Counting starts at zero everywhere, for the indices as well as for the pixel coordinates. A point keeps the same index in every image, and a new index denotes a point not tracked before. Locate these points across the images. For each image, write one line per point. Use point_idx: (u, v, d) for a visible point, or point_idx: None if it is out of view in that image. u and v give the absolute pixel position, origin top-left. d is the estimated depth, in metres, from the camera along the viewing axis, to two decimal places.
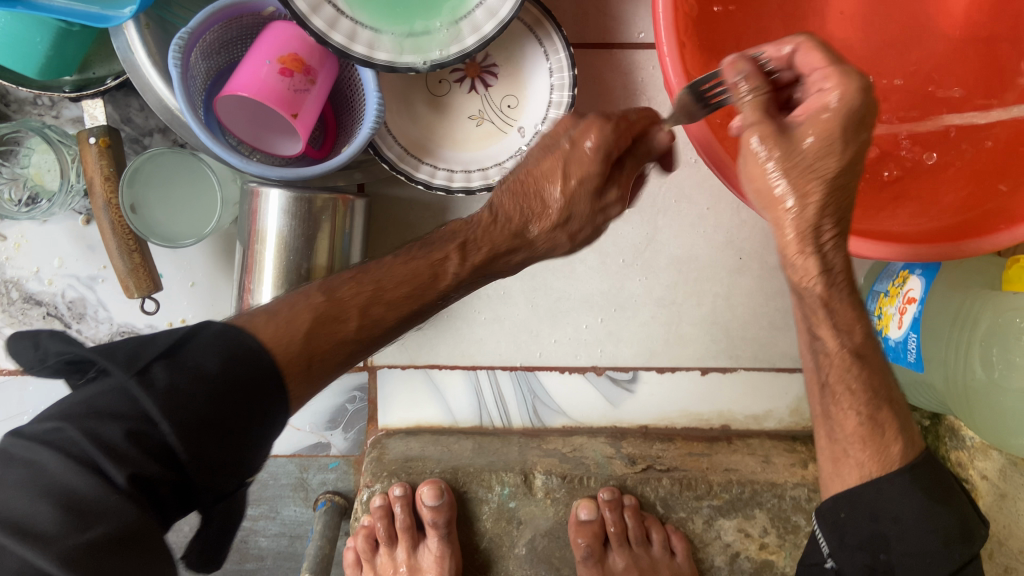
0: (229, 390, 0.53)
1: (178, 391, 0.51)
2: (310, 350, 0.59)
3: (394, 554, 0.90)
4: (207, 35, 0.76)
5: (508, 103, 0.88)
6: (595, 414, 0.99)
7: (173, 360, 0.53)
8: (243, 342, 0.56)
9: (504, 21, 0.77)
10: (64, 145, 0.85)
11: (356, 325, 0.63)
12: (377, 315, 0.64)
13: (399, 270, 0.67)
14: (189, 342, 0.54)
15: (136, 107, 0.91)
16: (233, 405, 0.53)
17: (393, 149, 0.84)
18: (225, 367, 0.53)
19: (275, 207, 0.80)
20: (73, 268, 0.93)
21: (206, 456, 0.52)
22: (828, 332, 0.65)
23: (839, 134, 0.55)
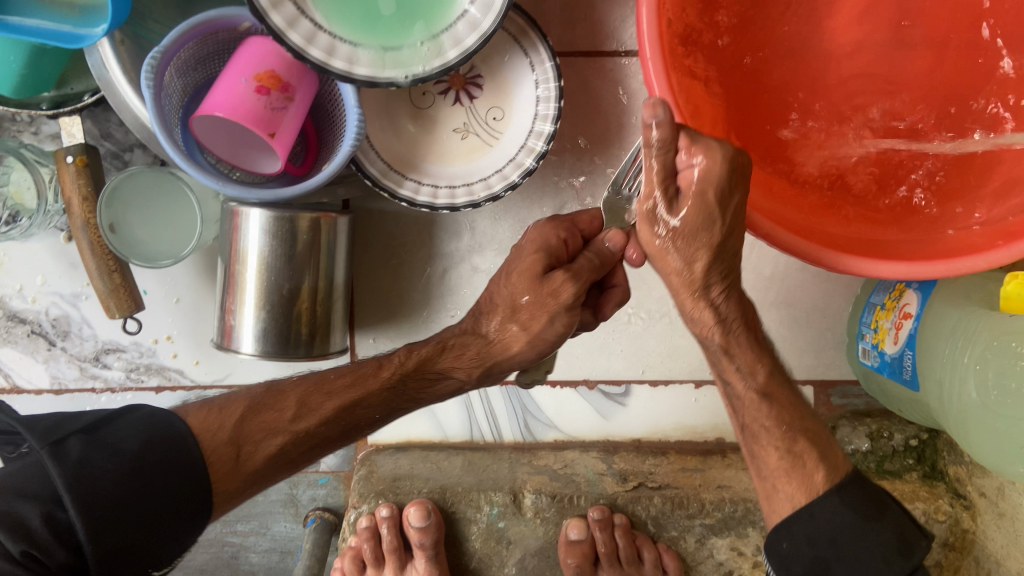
0: (134, 474, 0.60)
1: (82, 475, 0.58)
2: (241, 434, 0.67)
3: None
4: (182, 53, 0.75)
5: (493, 115, 0.86)
6: (586, 427, 0.98)
7: (91, 437, 0.60)
8: (160, 428, 0.63)
9: (487, 34, 0.75)
10: (41, 164, 0.85)
11: (288, 416, 0.69)
12: (315, 423, 0.70)
13: (345, 372, 0.73)
14: (111, 423, 0.62)
15: (116, 122, 0.89)
16: (139, 487, 0.60)
17: (376, 164, 0.82)
18: (142, 448, 0.61)
19: (255, 228, 0.79)
20: (57, 285, 0.91)
21: (105, 532, 0.58)
22: (734, 376, 0.70)
23: (714, 206, 0.60)
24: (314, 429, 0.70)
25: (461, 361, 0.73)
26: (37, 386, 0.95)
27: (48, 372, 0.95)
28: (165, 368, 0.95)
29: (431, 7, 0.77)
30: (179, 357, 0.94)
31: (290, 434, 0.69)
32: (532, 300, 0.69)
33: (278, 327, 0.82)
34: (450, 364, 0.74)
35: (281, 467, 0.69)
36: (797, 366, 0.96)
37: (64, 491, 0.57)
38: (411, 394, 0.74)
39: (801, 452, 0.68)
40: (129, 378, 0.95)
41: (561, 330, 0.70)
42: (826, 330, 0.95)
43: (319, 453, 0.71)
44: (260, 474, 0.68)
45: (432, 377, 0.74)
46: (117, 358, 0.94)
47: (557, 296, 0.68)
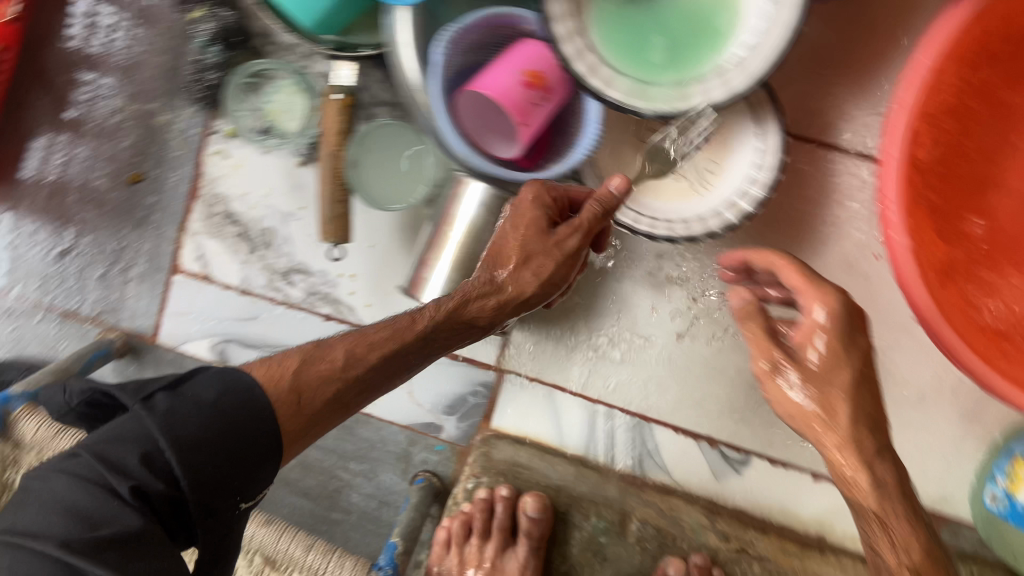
0: (216, 427, 0.63)
1: (173, 420, 0.62)
2: (298, 384, 0.67)
3: (484, 547, 0.97)
4: (470, 36, 0.85)
5: (709, 168, 0.92)
6: (695, 481, 1.00)
7: (173, 393, 0.64)
8: (236, 379, 0.66)
9: (736, 95, 0.80)
10: (312, 94, 0.97)
11: (333, 367, 0.69)
12: (352, 375, 0.69)
13: (379, 332, 0.71)
14: (192, 379, 0.66)
15: (376, 79, 0.99)
16: (225, 432, 0.63)
17: (593, 179, 0.89)
18: (219, 396, 0.64)
19: (474, 197, 0.88)
20: (276, 201, 1.01)
21: (201, 472, 0.62)
22: (887, 550, 0.71)
23: (843, 350, 0.70)
24: (359, 376, 0.69)
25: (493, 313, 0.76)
26: (227, 281, 1.03)
27: (241, 273, 1.03)
28: (339, 302, 1.02)
29: (691, 59, 0.84)
30: (354, 296, 1.02)
31: (340, 370, 0.69)
32: (541, 249, 0.76)
33: (463, 292, 0.90)
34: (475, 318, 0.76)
35: (335, 413, 0.70)
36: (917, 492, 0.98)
37: (160, 446, 0.61)
38: (454, 334, 0.75)
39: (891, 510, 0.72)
40: (306, 300, 1.03)
41: (564, 275, 0.78)
42: (957, 464, 0.97)
43: (352, 393, 0.70)
44: (320, 417, 0.69)
45: (462, 326, 0.75)
46: (301, 279, 1.03)
47: (563, 247, 0.77)
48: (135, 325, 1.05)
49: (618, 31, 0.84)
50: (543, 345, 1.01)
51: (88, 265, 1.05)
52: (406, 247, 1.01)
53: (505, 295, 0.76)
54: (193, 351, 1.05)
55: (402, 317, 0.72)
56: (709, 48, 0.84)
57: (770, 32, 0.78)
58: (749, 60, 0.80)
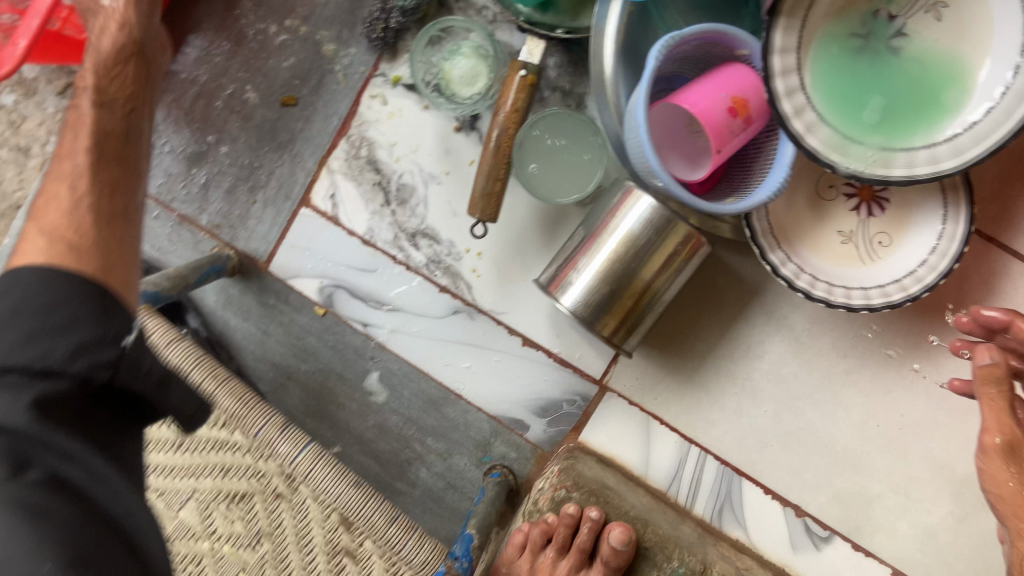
0: (35, 304, 0.56)
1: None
2: (63, 219, 0.64)
3: (555, 564, 0.89)
4: (684, 46, 0.81)
5: (879, 239, 0.88)
6: (771, 545, 0.97)
7: None
8: (51, 279, 0.57)
9: (940, 173, 0.78)
10: (496, 62, 0.92)
11: (97, 229, 0.65)
12: (91, 226, 0.64)
13: (59, 198, 0.66)
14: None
15: (557, 63, 0.96)
16: (49, 318, 0.55)
17: (762, 221, 0.86)
18: (24, 300, 0.56)
19: (637, 212, 0.85)
20: (423, 159, 0.98)
21: (58, 358, 0.54)
22: None
23: None
24: (75, 213, 0.65)
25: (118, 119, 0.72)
26: (352, 228, 1.00)
27: (368, 224, 1.00)
28: (459, 277, 0.99)
29: (905, 126, 0.80)
30: (475, 273, 0.99)
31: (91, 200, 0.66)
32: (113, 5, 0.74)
33: (603, 304, 0.86)
34: (127, 124, 0.73)
35: (103, 223, 0.66)
36: None
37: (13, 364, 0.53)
38: (124, 96, 0.74)
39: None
40: (426, 266, 1.00)
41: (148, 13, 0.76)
42: None
43: (114, 206, 0.68)
44: (101, 237, 0.64)
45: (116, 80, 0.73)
46: (428, 244, 0.99)
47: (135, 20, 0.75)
48: (250, 247, 1.04)
49: (833, 79, 0.81)
50: (654, 370, 0.99)
51: (218, 175, 1.04)
52: (539, 238, 0.98)
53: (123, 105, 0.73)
54: (301, 288, 1.03)
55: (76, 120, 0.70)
56: (928, 120, 0.79)
57: (990, 116, 0.76)
58: (962, 140, 0.77)
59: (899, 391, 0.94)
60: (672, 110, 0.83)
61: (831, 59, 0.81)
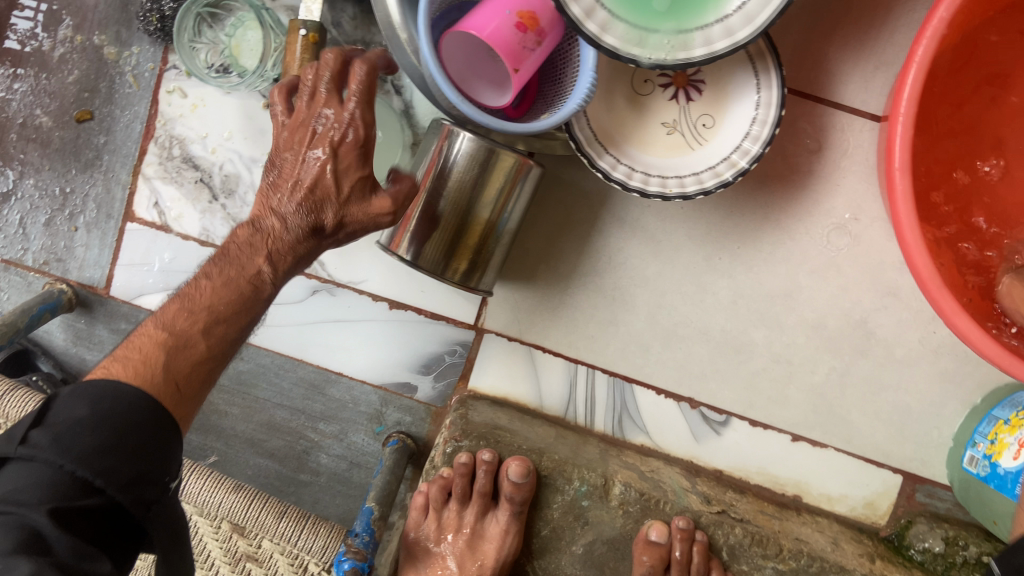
0: (115, 426, 0.55)
1: (64, 443, 0.53)
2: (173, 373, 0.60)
3: (461, 514, 0.90)
4: None
5: (703, 121, 0.88)
6: (674, 442, 0.99)
7: (43, 427, 0.54)
8: (119, 395, 0.56)
9: (737, 43, 0.78)
10: (274, 31, 0.87)
11: (204, 349, 0.63)
12: (215, 335, 0.64)
13: (217, 291, 0.64)
14: (51, 408, 0.55)
15: (349, 15, 0.92)
16: (121, 433, 0.55)
17: (585, 130, 0.85)
18: (94, 412, 0.55)
19: (458, 149, 0.82)
20: (239, 145, 0.94)
21: (116, 468, 0.53)
22: None
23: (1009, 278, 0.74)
24: (217, 306, 0.64)
25: (277, 260, 0.66)
26: (185, 231, 0.97)
27: (201, 223, 0.96)
28: None
29: (694, 6, 0.79)
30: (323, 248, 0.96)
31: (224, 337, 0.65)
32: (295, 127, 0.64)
33: (448, 250, 0.84)
34: (277, 282, 0.67)
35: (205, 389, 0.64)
36: (894, 453, 0.98)
37: (32, 518, 0.49)
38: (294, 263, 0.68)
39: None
40: None
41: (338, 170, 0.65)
42: (934, 428, 0.97)
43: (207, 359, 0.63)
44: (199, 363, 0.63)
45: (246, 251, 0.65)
46: None
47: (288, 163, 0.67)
48: (85, 276, 0.99)
49: None
50: (525, 302, 0.97)
51: (33, 209, 0.98)
52: None
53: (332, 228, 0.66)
54: (149, 305, 0.99)
55: (238, 275, 0.65)
56: None
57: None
58: (750, 6, 0.77)
59: (760, 265, 0.95)
60: (465, 39, 0.80)
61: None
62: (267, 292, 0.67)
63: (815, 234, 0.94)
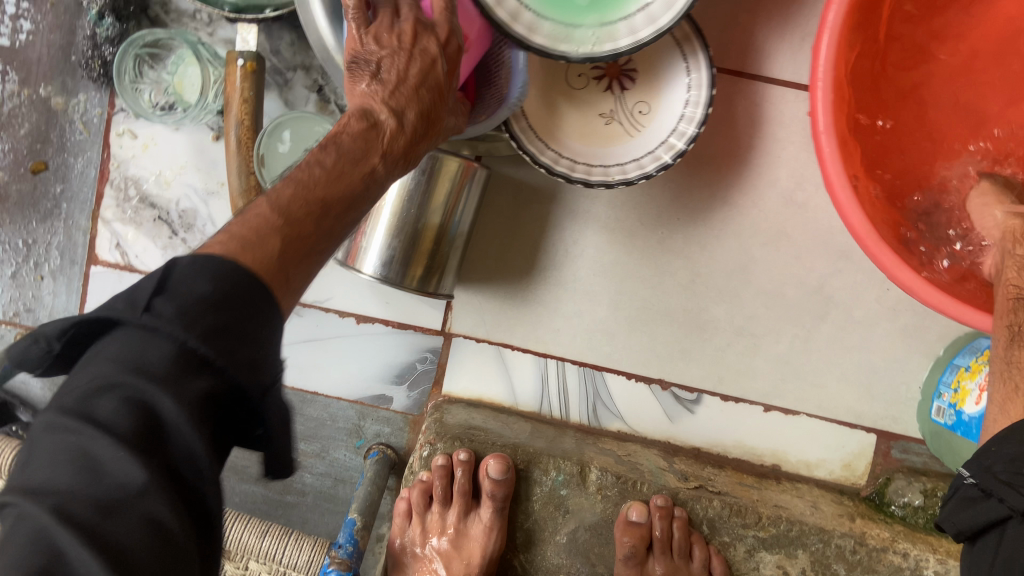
0: (230, 306, 0.41)
1: (181, 315, 0.40)
2: (285, 262, 0.47)
3: (444, 516, 0.93)
4: None
5: (639, 108, 0.91)
6: (650, 425, 1.01)
7: (162, 298, 0.41)
8: (229, 270, 0.43)
9: (661, 29, 0.79)
10: (212, 65, 0.90)
11: (315, 240, 0.50)
12: (325, 230, 0.52)
13: (333, 182, 0.53)
14: (174, 275, 0.42)
15: (287, 42, 0.94)
16: (235, 320, 0.41)
17: (523, 130, 0.87)
18: (217, 289, 0.41)
19: None
20: (192, 179, 0.96)
21: (235, 350, 0.41)
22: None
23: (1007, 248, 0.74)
24: (330, 198, 0.52)
25: (390, 161, 0.60)
26: (149, 268, 0.98)
27: (163, 259, 0.98)
28: None
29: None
30: None
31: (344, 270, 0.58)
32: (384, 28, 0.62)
33: (404, 258, 0.86)
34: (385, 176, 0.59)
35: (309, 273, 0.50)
36: (865, 413, 0.99)
37: (145, 384, 0.39)
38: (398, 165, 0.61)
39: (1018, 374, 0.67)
40: None
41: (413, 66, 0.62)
42: (900, 383, 0.99)
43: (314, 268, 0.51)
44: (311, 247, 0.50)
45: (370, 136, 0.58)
46: None
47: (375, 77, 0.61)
48: None
49: None
50: (489, 304, 0.99)
51: None
52: None
53: (417, 128, 0.62)
54: None
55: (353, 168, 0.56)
56: None
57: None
58: None
59: (713, 242, 0.97)
60: None
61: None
62: (374, 193, 0.58)
63: (762, 207, 0.96)
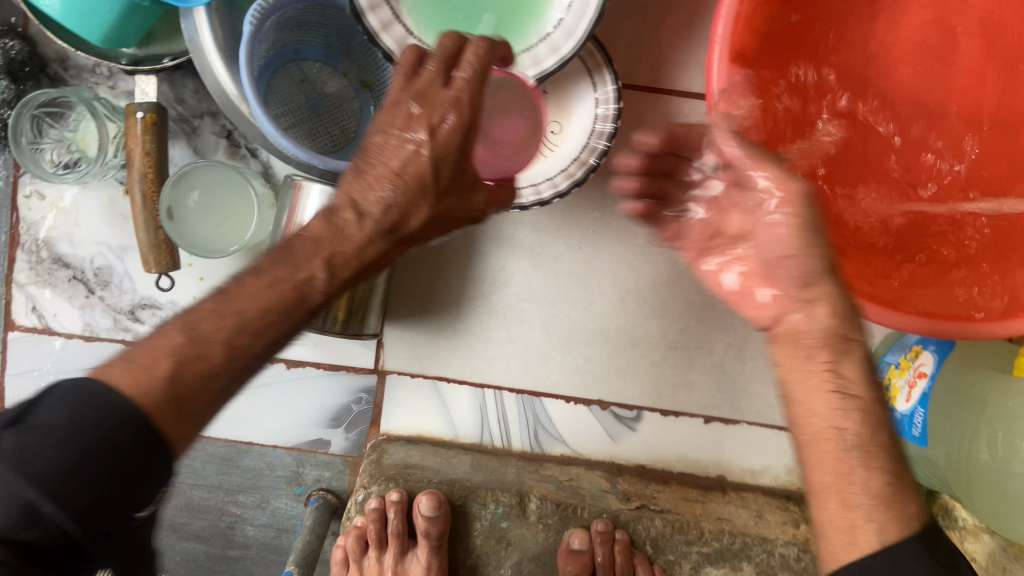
0: (88, 446, 0.46)
1: (26, 455, 0.45)
2: (176, 390, 0.50)
3: (382, 559, 0.96)
4: (288, 9, 0.80)
5: (551, 129, 0.89)
6: (593, 446, 1.00)
7: (16, 429, 0.46)
8: (93, 403, 0.47)
9: (563, 58, 0.77)
10: (110, 120, 0.87)
11: (220, 363, 0.53)
12: (239, 351, 0.54)
13: (261, 295, 0.56)
14: (37, 405, 0.47)
15: (191, 89, 0.93)
16: (96, 465, 0.46)
17: None
18: (69, 423, 0.46)
19: (314, 202, 0.83)
20: (105, 236, 0.94)
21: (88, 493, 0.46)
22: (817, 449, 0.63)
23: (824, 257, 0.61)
24: (246, 314, 0.55)
25: (338, 264, 0.60)
26: (67, 330, 0.96)
27: (82, 319, 0.96)
28: None
29: (517, 30, 0.79)
30: None
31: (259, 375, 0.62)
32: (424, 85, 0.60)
33: None
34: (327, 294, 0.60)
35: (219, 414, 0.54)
36: None
37: (33, 496, 0.44)
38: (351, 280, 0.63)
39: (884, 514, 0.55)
40: None
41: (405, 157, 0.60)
42: None
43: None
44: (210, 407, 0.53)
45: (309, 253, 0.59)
46: (151, 314, 0.96)
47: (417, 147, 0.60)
48: None
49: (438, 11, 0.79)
50: (421, 337, 0.98)
51: None
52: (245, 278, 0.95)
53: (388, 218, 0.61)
54: None
55: (286, 280, 0.58)
56: (535, 16, 0.79)
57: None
58: (569, 20, 0.77)
59: (638, 258, 0.97)
60: None
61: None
62: (311, 302, 0.59)
63: None
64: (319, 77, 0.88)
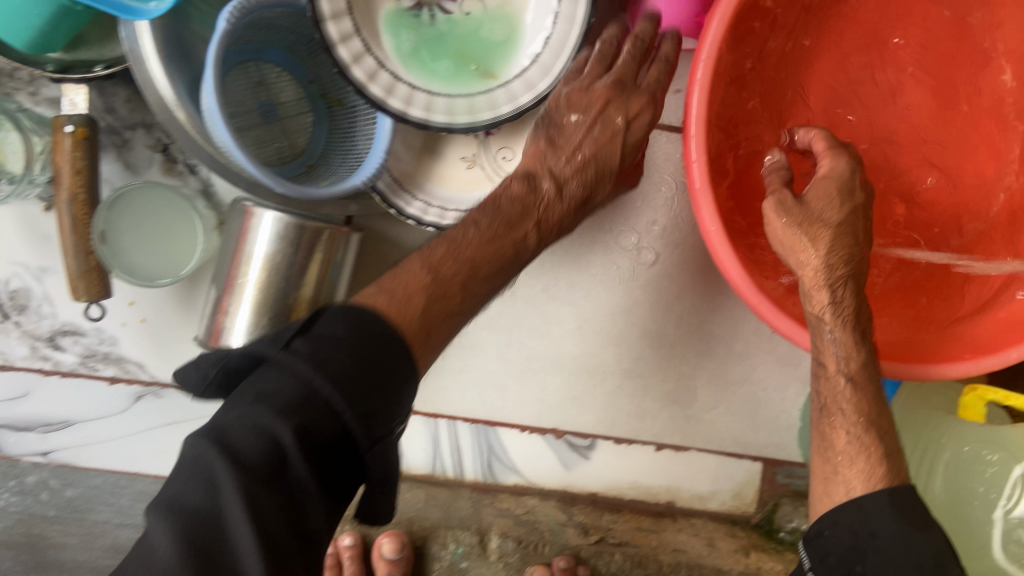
0: (358, 356, 0.56)
1: (322, 357, 0.54)
2: (426, 324, 0.63)
3: None
4: (262, 13, 0.74)
5: (504, 155, 0.86)
6: (547, 475, 1.00)
7: (307, 337, 0.56)
8: (367, 323, 0.58)
9: (539, 95, 0.77)
10: (37, 133, 0.80)
11: (458, 301, 0.67)
12: (473, 289, 0.69)
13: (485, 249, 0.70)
14: (317, 321, 0.57)
15: (123, 99, 0.85)
16: (372, 368, 0.56)
17: (385, 179, 0.83)
18: (351, 334, 0.57)
19: (267, 229, 0.77)
20: (20, 256, 0.85)
21: (361, 407, 0.55)
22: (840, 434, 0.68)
23: (835, 194, 0.70)
24: (483, 261, 0.69)
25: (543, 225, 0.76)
26: None
27: None
28: (124, 360, 0.89)
29: (489, 60, 0.79)
30: (138, 350, 0.88)
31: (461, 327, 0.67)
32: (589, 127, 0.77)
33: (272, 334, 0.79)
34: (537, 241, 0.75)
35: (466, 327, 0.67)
36: (751, 443, 1.00)
37: (323, 389, 0.53)
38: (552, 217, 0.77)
39: (871, 444, 0.66)
40: (83, 365, 0.88)
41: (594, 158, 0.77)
42: (784, 411, 0.99)
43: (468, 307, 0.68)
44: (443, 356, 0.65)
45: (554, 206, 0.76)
46: (74, 342, 0.87)
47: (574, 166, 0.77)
48: None
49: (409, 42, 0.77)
50: None
51: None
52: (180, 306, 0.88)
53: (575, 196, 0.77)
54: None
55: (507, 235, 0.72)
56: (509, 45, 0.79)
57: (556, 25, 0.76)
58: (545, 56, 0.77)
59: (597, 288, 0.95)
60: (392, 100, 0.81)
61: (415, 34, 0.78)
62: (524, 254, 0.74)
63: (642, 248, 0.94)
64: (277, 83, 0.83)
